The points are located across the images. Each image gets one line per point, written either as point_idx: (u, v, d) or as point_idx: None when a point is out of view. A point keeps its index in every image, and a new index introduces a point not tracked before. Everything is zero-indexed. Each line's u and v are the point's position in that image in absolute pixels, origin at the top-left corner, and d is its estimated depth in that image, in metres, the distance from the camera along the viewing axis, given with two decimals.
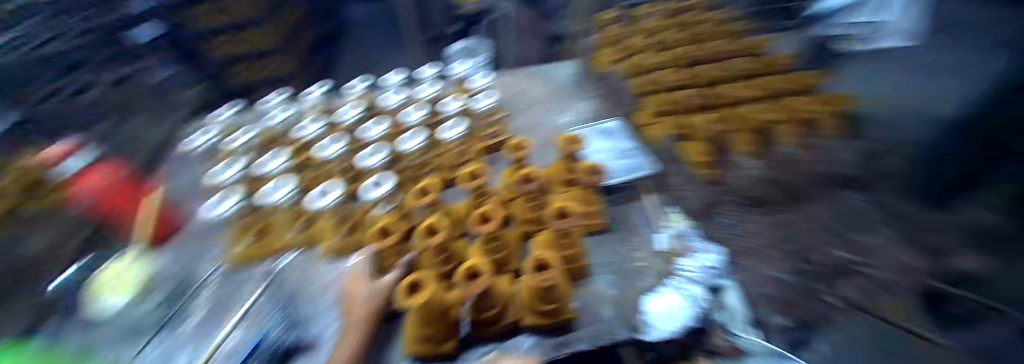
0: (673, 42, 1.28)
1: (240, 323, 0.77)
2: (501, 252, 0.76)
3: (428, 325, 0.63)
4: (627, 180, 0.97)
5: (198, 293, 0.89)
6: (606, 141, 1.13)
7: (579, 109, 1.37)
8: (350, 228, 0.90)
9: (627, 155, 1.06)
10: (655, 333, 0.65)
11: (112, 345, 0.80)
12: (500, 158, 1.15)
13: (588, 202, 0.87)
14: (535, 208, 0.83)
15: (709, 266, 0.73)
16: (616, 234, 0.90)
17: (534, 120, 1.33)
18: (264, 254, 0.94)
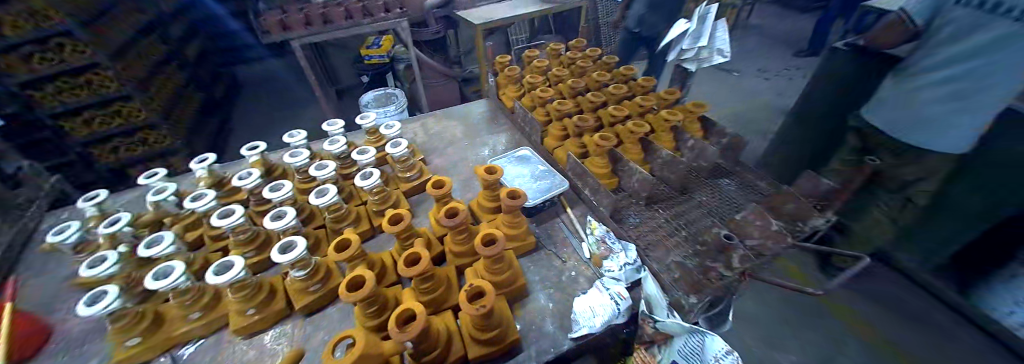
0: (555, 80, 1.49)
1: None
2: (437, 289, 0.77)
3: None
4: (545, 198, 1.04)
5: None
6: (523, 166, 1.22)
7: (496, 140, 1.46)
8: (263, 301, 0.80)
9: (543, 176, 1.15)
10: (582, 331, 0.72)
11: None
12: (425, 198, 1.17)
13: (515, 225, 0.93)
14: (466, 239, 0.88)
15: (626, 263, 0.83)
16: (545, 251, 0.97)
17: (455, 156, 1.38)
18: (153, 353, 0.77)
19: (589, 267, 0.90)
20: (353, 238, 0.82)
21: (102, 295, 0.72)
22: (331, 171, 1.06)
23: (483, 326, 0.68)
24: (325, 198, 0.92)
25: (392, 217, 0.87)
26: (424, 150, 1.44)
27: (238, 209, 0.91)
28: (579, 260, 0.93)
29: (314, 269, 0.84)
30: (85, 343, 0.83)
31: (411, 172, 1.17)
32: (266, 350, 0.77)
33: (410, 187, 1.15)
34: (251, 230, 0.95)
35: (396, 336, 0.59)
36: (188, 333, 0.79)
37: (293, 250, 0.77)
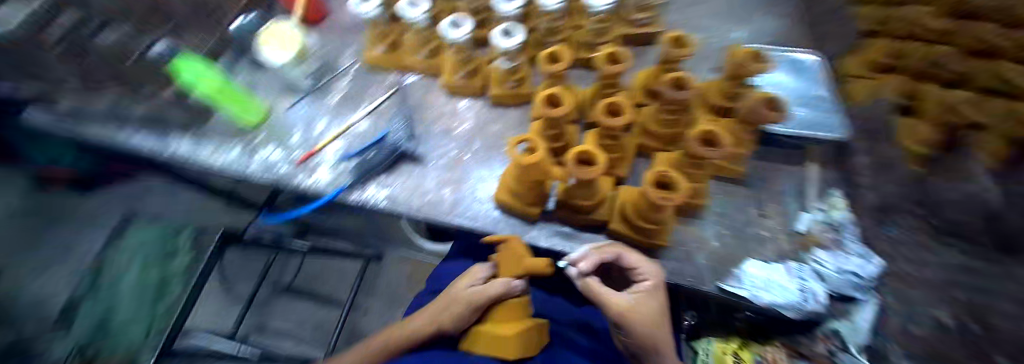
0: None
1: (370, 113, 0.89)
2: (615, 153, 0.69)
3: (523, 188, 0.65)
4: (799, 136, 0.76)
5: (336, 79, 0.97)
6: (791, 77, 0.87)
7: (764, 25, 1.04)
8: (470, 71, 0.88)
9: (813, 105, 0.81)
10: (743, 293, 0.62)
11: (267, 91, 0.96)
12: (641, 53, 0.96)
13: (742, 142, 0.68)
14: (674, 124, 0.69)
15: (850, 269, 0.65)
16: (745, 190, 0.75)
17: (698, 22, 1.04)
18: (388, 66, 0.97)
19: (790, 241, 0.69)
20: (564, 56, 0.74)
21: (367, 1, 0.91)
22: None
23: (646, 214, 0.61)
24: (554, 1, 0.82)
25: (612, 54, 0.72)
26: None
27: None
28: (784, 228, 0.70)
29: (516, 70, 0.88)
30: (349, 31, 1.07)
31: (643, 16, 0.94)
32: (458, 111, 0.90)
33: (631, 34, 0.94)
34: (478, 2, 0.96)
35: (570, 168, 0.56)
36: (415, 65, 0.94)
37: (514, 38, 0.79)
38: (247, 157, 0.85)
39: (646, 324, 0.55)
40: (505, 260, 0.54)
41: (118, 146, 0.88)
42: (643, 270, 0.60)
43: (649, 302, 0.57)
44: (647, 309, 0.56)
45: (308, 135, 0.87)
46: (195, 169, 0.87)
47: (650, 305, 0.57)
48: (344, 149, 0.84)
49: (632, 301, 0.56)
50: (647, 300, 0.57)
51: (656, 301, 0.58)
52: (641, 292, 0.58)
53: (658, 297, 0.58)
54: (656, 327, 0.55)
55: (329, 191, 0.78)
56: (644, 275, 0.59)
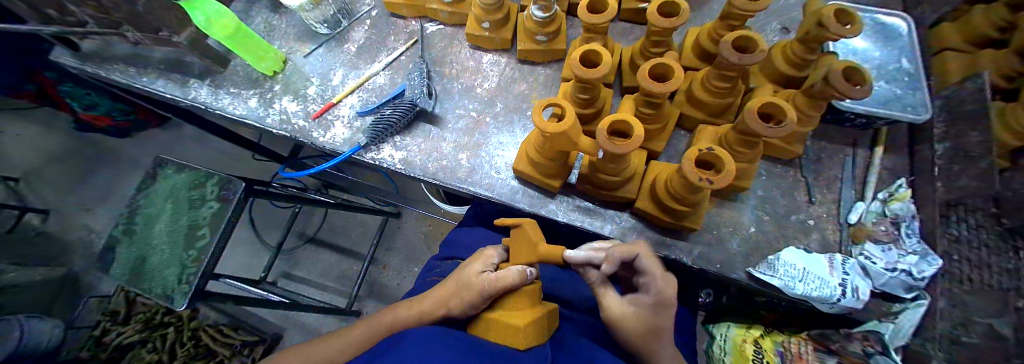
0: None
1: (388, 66, 0.84)
2: (654, 124, 0.63)
3: (546, 158, 0.61)
4: (873, 114, 0.64)
5: (353, 26, 0.89)
6: (872, 44, 0.75)
7: None
8: (499, 22, 0.79)
9: (894, 80, 0.70)
10: (774, 278, 0.56)
11: (284, 37, 0.89)
12: (697, 6, 0.83)
13: (804, 120, 0.60)
14: (724, 94, 0.61)
15: (902, 268, 0.56)
16: (796, 173, 0.69)
17: None
18: (410, 13, 0.88)
19: (839, 232, 0.64)
20: (607, 7, 0.65)
21: None
22: None
23: (681, 197, 0.55)
24: None
25: (663, 5, 0.62)
26: None
27: None
28: (835, 218, 0.65)
29: (552, 18, 0.75)
30: None
31: None
32: (483, 68, 0.84)
33: None
34: None
35: (601, 142, 0.49)
36: (437, 12, 0.85)
37: None
38: (264, 107, 0.83)
39: (633, 335, 0.44)
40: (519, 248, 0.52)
41: (150, 92, 0.90)
42: (651, 283, 0.41)
43: (648, 318, 0.43)
44: (641, 325, 0.44)
45: (326, 87, 0.83)
46: (218, 118, 0.87)
47: (647, 321, 0.43)
48: (359, 105, 0.80)
49: (626, 309, 0.45)
50: (645, 316, 0.43)
51: (657, 319, 0.43)
52: (641, 304, 0.44)
53: (663, 316, 0.42)
54: (647, 342, 0.43)
55: (344, 149, 0.76)
56: (649, 287, 0.42)
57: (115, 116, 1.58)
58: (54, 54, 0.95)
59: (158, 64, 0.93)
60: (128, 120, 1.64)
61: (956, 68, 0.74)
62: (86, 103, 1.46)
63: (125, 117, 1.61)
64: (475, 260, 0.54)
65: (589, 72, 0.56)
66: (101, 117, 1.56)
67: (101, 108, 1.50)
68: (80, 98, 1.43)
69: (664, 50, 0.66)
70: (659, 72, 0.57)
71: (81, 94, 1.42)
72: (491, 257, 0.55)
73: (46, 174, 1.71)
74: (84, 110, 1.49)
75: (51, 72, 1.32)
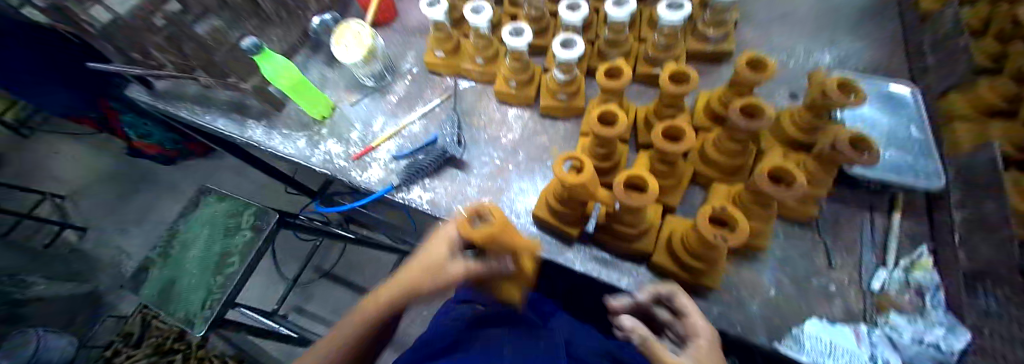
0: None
1: (424, 115, 0.93)
2: (668, 181, 0.67)
3: (565, 206, 0.65)
4: (881, 180, 0.67)
5: (395, 79, 1.00)
6: (879, 113, 0.79)
7: (852, 53, 0.94)
8: (524, 80, 0.88)
9: (905, 147, 0.73)
10: (802, 355, 0.58)
11: (335, 86, 1.01)
12: (707, 73, 0.90)
13: (815, 183, 0.63)
14: (736, 155, 0.65)
15: (929, 341, 0.57)
16: (814, 235, 0.70)
17: (777, 42, 0.96)
18: (445, 70, 0.99)
19: (865, 300, 0.62)
20: (624, 73, 0.72)
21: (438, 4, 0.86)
22: None
23: (696, 251, 0.57)
24: (620, 12, 0.78)
25: (675, 73, 0.68)
26: (739, 12, 1.04)
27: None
28: (857, 284, 0.64)
29: (573, 80, 0.84)
30: (413, 34, 1.08)
31: (716, 31, 0.87)
32: (509, 120, 0.91)
33: (698, 52, 0.89)
34: (541, 11, 0.92)
35: (617, 194, 0.53)
36: (471, 70, 0.95)
37: (575, 49, 0.75)
38: (311, 147, 0.92)
39: None
40: None
41: (211, 128, 1.01)
42: (695, 317, 0.49)
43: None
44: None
45: (367, 131, 0.92)
46: (268, 154, 0.96)
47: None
48: (395, 149, 0.88)
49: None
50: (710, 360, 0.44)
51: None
52: (701, 349, 0.45)
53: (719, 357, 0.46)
54: None
55: (378, 188, 0.83)
56: (696, 323, 0.49)
57: (165, 145, 1.76)
58: (132, 90, 1.09)
59: (222, 105, 1.04)
60: (176, 149, 1.82)
61: (967, 138, 0.75)
62: (141, 132, 1.64)
63: (173, 146, 1.79)
64: None
65: (607, 130, 0.62)
66: (151, 145, 1.74)
67: (155, 137, 1.68)
68: (137, 128, 1.61)
69: (677, 112, 0.72)
70: (671, 133, 0.62)
71: (140, 123, 1.60)
72: None
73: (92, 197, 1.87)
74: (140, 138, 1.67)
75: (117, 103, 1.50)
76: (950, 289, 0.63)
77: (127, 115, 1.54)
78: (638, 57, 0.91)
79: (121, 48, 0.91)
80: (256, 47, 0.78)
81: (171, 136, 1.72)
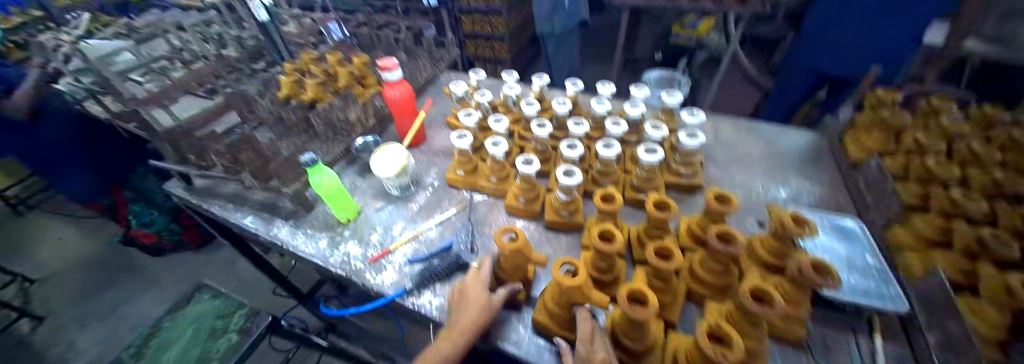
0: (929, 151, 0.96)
1: (440, 223, 1.04)
2: (665, 295, 0.74)
3: (562, 310, 0.71)
4: (855, 302, 0.76)
5: (417, 191, 1.14)
6: (834, 240, 0.92)
7: (802, 188, 1.13)
8: (531, 198, 1.02)
9: (864, 271, 0.84)
10: None
11: (363, 194, 1.14)
12: (685, 201, 1.06)
13: (794, 302, 0.70)
14: (721, 274, 0.74)
15: None
16: (808, 357, 0.74)
17: (737, 177, 1.17)
18: (463, 186, 1.14)
19: None
20: (617, 198, 0.86)
21: (464, 136, 1.08)
22: (663, 135, 1.05)
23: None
24: (610, 152, 0.98)
25: (658, 201, 0.83)
26: (705, 154, 1.28)
27: (587, 123, 1.11)
28: None
29: (574, 200, 0.98)
30: (438, 156, 1.27)
31: (687, 169, 1.06)
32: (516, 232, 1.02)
33: (675, 183, 1.06)
34: (545, 145, 1.13)
35: (622, 305, 0.60)
36: (485, 187, 1.10)
37: (575, 177, 0.91)
38: (331, 248, 0.99)
39: None
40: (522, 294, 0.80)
41: (239, 225, 1.09)
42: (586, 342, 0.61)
43: None
44: None
45: (387, 235, 1.01)
46: (287, 253, 1.03)
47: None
48: (411, 253, 0.96)
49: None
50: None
51: None
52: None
53: None
54: None
55: (390, 291, 0.87)
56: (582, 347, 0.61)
57: (163, 235, 1.82)
58: (171, 185, 1.23)
59: (254, 203, 1.14)
60: (172, 240, 1.86)
61: (917, 263, 0.84)
62: (143, 221, 1.75)
63: (171, 237, 1.84)
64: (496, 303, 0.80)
65: (606, 245, 0.72)
66: (149, 234, 1.81)
67: (154, 226, 1.77)
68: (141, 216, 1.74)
69: (664, 232, 0.83)
70: (663, 252, 0.72)
71: (146, 212, 1.77)
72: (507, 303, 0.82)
73: (75, 288, 1.84)
74: (138, 225, 1.77)
75: (133, 192, 1.76)
76: None
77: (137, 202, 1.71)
78: (626, 185, 1.07)
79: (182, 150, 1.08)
80: (313, 161, 0.88)
81: (172, 226, 1.82)
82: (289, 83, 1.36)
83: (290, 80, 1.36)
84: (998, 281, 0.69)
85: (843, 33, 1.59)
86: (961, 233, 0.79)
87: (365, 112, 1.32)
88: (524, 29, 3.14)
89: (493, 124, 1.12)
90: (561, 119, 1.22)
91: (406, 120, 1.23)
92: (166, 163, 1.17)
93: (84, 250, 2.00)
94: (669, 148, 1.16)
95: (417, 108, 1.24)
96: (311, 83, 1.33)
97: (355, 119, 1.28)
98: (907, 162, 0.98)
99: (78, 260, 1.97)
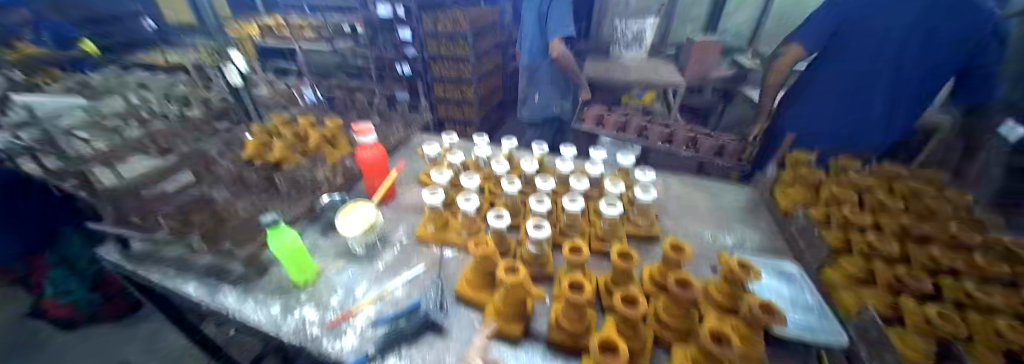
0: (842, 201, 1.15)
1: (407, 282, 1.00)
2: (633, 342, 0.75)
3: (511, 310, 0.82)
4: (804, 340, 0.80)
5: (384, 249, 1.12)
6: (779, 283, 1.00)
7: (745, 236, 1.24)
8: (502, 251, 1.03)
9: (807, 311, 0.91)
10: None
11: (325, 253, 1.09)
12: (647, 250, 1.13)
13: (750, 342, 0.74)
14: (683, 318, 0.78)
15: None
16: None
17: (690, 227, 1.27)
18: (434, 242, 1.13)
19: None
20: (583, 249, 0.91)
21: (437, 193, 1.10)
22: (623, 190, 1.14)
23: None
24: (575, 205, 1.05)
25: (621, 251, 0.88)
26: (660, 207, 1.39)
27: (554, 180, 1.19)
28: None
29: (543, 253, 1.01)
30: (409, 212, 1.27)
31: (645, 221, 1.14)
32: None
33: (636, 233, 1.13)
34: (515, 200, 1.18)
35: (594, 354, 0.61)
36: (455, 243, 1.11)
37: (544, 230, 0.95)
38: (285, 314, 0.91)
39: None
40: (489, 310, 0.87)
41: (177, 292, 0.98)
42: None
43: None
44: None
45: (348, 297, 0.95)
46: (231, 322, 0.93)
47: None
48: (374, 315, 0.91)
49: None
50: None
51: None
52: None
53: None
54: None
55: (350, 358, 0.80)
56: None
57: (79, 307, 1.60)
58: (104, 250, 1.11)
59: (199, 268, 1.05)
60: (87, 314, 1.63)
61: (850, 300, 0.93)
62: (62, 290, 1.55)
63: (87, 309, 1.62)
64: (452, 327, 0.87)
65: (577, 295, 0.74)
66: (62, 306, 1.57)
67: (71, 297, 1.56)
68: (60, 285, 1.54)
69: (629, 281, 0.87)
70: (628, 299, 0.75)
71: (68, 280, 1.55)
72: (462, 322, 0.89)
73: None
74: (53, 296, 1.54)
75: (57, 256, 1.55)
76: None
77: (59, 269, 1.55)
78: (591, 237, 1.12)
79: None
80: (275, 221, 0.85)
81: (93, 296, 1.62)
82: (256, 142, 1.36)
83: (258, 139, 1.36)
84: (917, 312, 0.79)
85: (873, 100, 1.57)
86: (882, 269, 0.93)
87: (334, 170, 1.33)
88: (492, 97, 3.40)
89: (465, 181, 1.16)
90: (530, 177, 1.30)
91: (378, 179, 1.25)
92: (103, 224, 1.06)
93: None
94: (628, 201, 1.26)
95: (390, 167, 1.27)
96: (280, 142, 1.34)
97: (323, 177, 1.29)
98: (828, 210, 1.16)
99: None
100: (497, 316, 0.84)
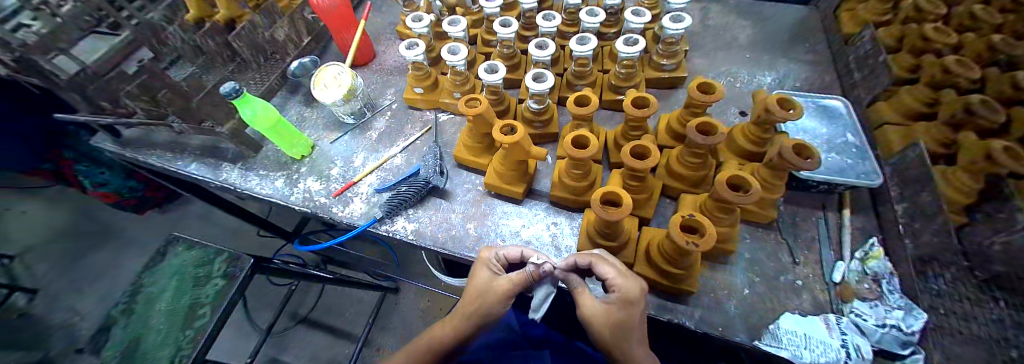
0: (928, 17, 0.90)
1: (405, 149, 0.95)
2: (639, 194, 0.71)
3: (509, 169, 0.77)
4: (832, 182, 0.73)
5: (375, 116, 1.03)
6: (818, 123, 0.88)
7: (787, 72, 1.05)
8: (501, 111, 0.93)
9: (843, 152, 0.81)
10: (781, 350, 0.59)
11: (314, 126, 1.03)
12: (665, 97, 0.99)
13: (770, 188, 0.69)
14: (698, 167, 0.71)
15: (891, 323, 0.60)
16: (777, 236, 0.74)
17: (723, 67, 1.07)
18: (425, 105, 1.03)
19: (828, 292, 0.66)
20: (591, 100, 0.78)
21: (416, 46, 0.93)
22: (645, 23, 0.92)
23: (673, 259, 0.60)
24: (584, 47, 0.86)
25: (636, 98, 0.75)
26: (689, 43, 1.16)
27: (558, 18, 0.97)
28: (821, 278, 0.68)
29: (547, 109, 0.89)
30: (394, 74, 1.13)
31: (669, 61, 0.96)
32: None
33: (656, 78, 0.97)
34: (513, 48, 0.99)
35: (596, 209, 0.57)
36: (449, 105, 1.00)
37: (546, 81, 0.80)
38: (290, 187, 0.91)
39: (605, 331, 0.51)
40: (491, 175, 0.82)
41: (183, 173, 0.99)
42: (615, 280, 0.52)
43: (621, 315, 0.51)
44: (614, 320, 0.51)
45: (348, 168, 0.93)
46: (243, 196, 0.95)
47: (618, 317, 0.51)
48: (377, 183, 0.89)
49: (600, 309, 0.52)
50: (617, 311, 0.51)
51: (629, 314, 0.51)
52: (614, 303, 0.52)
53: (632, 310, 0.51)
54: (620, 336, 0.51)
55: (361, 222, 0.82)
56: (615, 285, 0.52)
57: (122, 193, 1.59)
58: (97, 140, 1.07)
59: (194, 150, 1.03)
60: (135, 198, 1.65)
61: (897, 138, 0.82)
62: (96, 181, 1.48)
63: (133, 194, 1.62)
64: (464, 221, 0.81)
65: (581, 152, 0.66)
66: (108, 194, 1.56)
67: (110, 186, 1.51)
68: (91, 177, 1.47)
69: (642, 133, 0.78)
70: (638, 151, 0.67)
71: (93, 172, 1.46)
72: (476, 219, 0.81)
73: (47, 255, 1.71)
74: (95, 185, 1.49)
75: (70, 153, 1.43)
76: (903, 275, 0.67)
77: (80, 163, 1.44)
78: (603, 86, 0.97)
79: (83, 95, 0.91)
80: (236, 92, 0.74)
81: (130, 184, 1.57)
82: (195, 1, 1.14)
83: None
84: (979, 148, 0.67)
85: None
86: (950, 100, 0.77)
87: (294, 28, 1.14)
88: None
89: (448, 28, 0.96)
90: (529, 18, 1.06)
91: (348, 33, 1.07)
92: (76, 114, 0.99)
93: (30, 219, 1.80)
94: (651, 39, 1.05)
95: (356, 17, 1.06)
96: None
97: (285, 38, 1.12)
98: (903, 30, 0.93)
99: (38, 228, 1.78)
100: (498, 177, 0.81)
